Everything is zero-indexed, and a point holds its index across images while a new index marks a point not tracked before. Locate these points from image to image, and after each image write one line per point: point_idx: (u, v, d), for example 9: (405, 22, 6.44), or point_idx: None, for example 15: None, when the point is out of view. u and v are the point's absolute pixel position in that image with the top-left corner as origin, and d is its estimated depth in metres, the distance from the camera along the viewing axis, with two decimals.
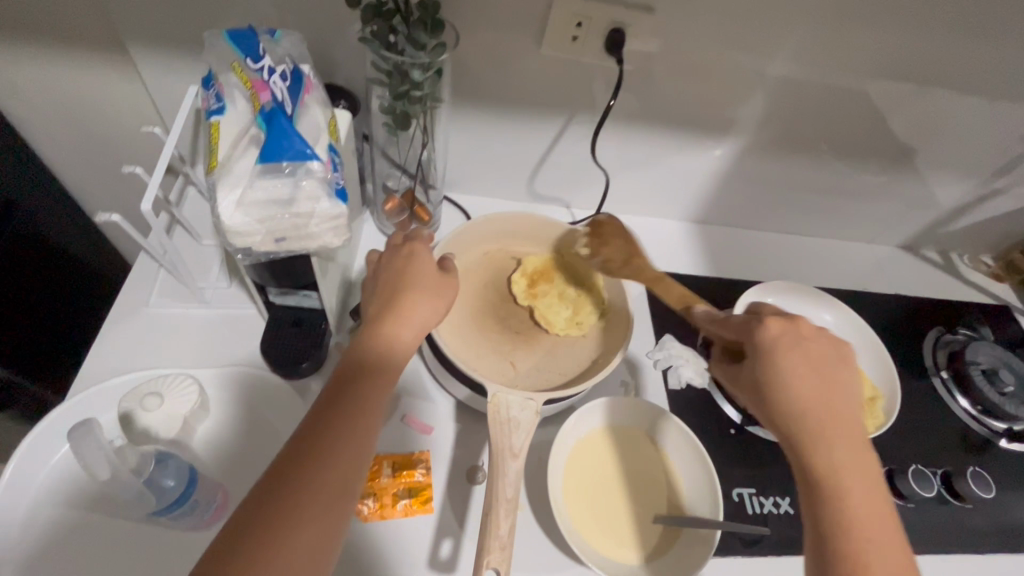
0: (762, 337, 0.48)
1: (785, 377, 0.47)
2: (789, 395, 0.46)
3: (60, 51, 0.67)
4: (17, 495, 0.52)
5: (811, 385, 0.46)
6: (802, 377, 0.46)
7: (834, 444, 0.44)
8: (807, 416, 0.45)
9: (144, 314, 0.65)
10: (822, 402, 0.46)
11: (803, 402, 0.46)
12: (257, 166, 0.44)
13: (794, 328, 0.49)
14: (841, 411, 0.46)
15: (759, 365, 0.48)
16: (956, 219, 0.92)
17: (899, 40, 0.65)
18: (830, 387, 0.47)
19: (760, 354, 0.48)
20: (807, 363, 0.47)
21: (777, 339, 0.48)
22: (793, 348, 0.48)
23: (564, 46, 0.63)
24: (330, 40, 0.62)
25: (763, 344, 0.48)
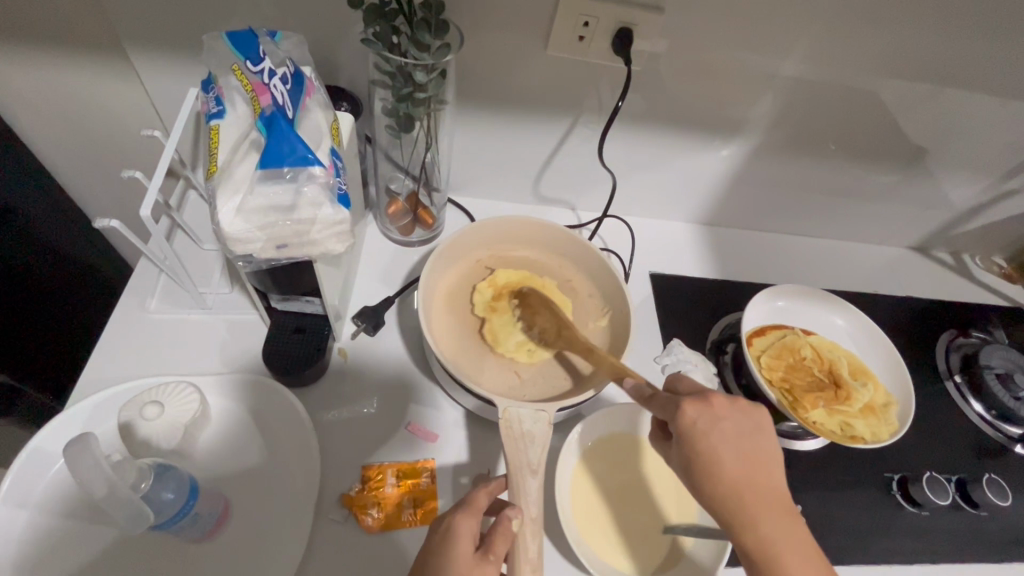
0: (681, 424, 0.45)
1: (711, 463, 0.44)
2: (718, 480, 0.44)
3: (59, 54, 0.66)
4: (15, 508, 0.51)
5: (737, 465, 0.44)
6: (725, 460, 0.44)
7: (764, 525, 0.43)
8: (738, 498, 0.44)
9: (145, 321, 0.64)
10: (747, 482, 0.44)
11: (730, 487, 0.44)
12: (257, 171, 0.43)
13: (710, 409, 0.46)
14: (766, 484, 0.45)
15: (685, 450, 0.45)
16: (969, 219, 0.91)
17: (914, 38, 0.63)
18: (752, 463, 0.45)
19: (682, 441, 0.45)
20: (730, 444, 0.45)
21: (695, 424, 0.45)
22: (713, 430, 0.45)
23: (571, 47, 0.62)
24: (331, 41, 0.61)
25: (683, 431, 0.45)
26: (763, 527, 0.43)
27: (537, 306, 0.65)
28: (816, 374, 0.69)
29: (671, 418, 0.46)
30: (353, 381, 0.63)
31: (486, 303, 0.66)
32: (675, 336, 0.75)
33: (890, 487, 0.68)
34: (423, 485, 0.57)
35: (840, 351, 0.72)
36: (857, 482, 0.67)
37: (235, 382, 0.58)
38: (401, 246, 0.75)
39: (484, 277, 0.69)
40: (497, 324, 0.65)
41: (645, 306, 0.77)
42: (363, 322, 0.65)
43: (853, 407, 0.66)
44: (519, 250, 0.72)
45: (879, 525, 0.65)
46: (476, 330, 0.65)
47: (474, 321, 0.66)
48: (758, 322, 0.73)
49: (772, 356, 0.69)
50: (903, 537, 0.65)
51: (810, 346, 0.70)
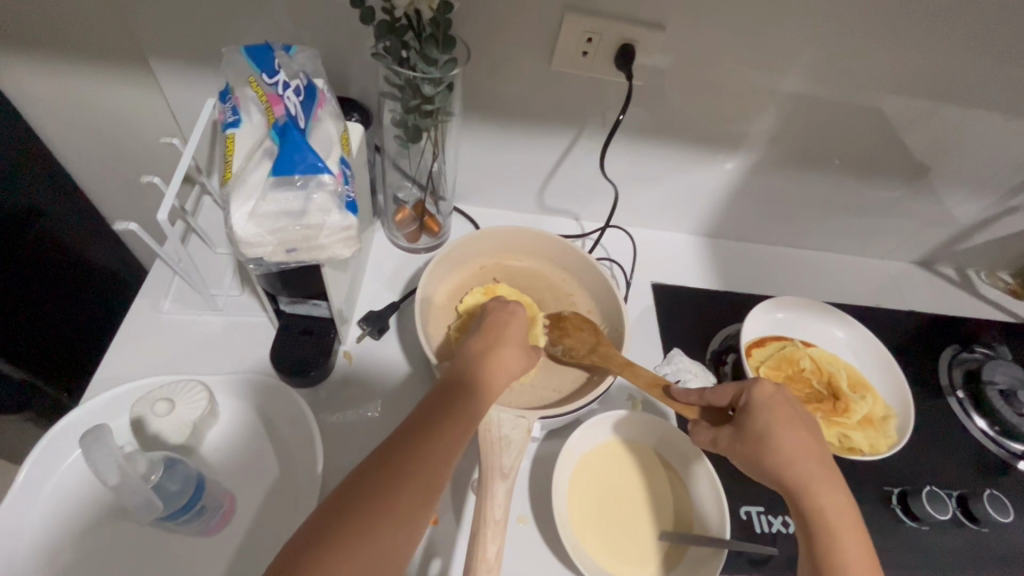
0: (759, 392, 0.52)
1: (779, 430, 0.50)
2: (786, 448, 0.49)
3: (86, 64, 0.69)
4: (28, 500, 0.52)
5: (803, 440, 0.50)
6: (793, 431, 0.50)
7: (823, 495, 0.47)
8: (802, 468, 0.48)
9: (158, 321, 0.66)
10: (812, 456, 0.49)
11: (797, 456, 0.49)
12: (270, 178, 0.45)
13: (781, 390, 0.53)
14: (827, 462, 0.49)
15: (759, 416, 0.51)
16: (973, 235, 0.91)
17: (913, 55, 0.64)
18: (817, 444, 0.50)
19: (754, 409, 0.52)
20: (797, 420, 0.51)
21: (771, 395, 0.52)
22: (785, 405, 0.52)
23: (574, 62, 0.64)
24: (342, 54, 0.63)
25: (758, 398, 0.52)
26: (820, 494, 0.47)
27: (571, 327, 0.65)
28: (814, 385, 0.69)
29: (748, 390, 0.53)
30: (356, 383, 0.65)
31: (476, 304, 0.67)
32: (676, 346, 0.75)
33: (890, 501, 0.68)
34: None
35: (840, 363, 0.72)
36: (856, 493, 0.68)
37: (243, 381, 0.60)
38: (407, 253, 0.77)
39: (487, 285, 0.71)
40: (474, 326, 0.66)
41: (646, 315, 0.78)
42: (368, 326, 0.67)
43: (851, 419, 0.66)
44: (525, 261, 0.73)
45: (878, 538, 0.65)
46: (447, 326, 0.67)
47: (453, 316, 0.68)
48: (757, 336, 0.73)
49: (771, 366, 0.70)
50: (902, 550, 0.65)
51: (810, 359, 0.71)
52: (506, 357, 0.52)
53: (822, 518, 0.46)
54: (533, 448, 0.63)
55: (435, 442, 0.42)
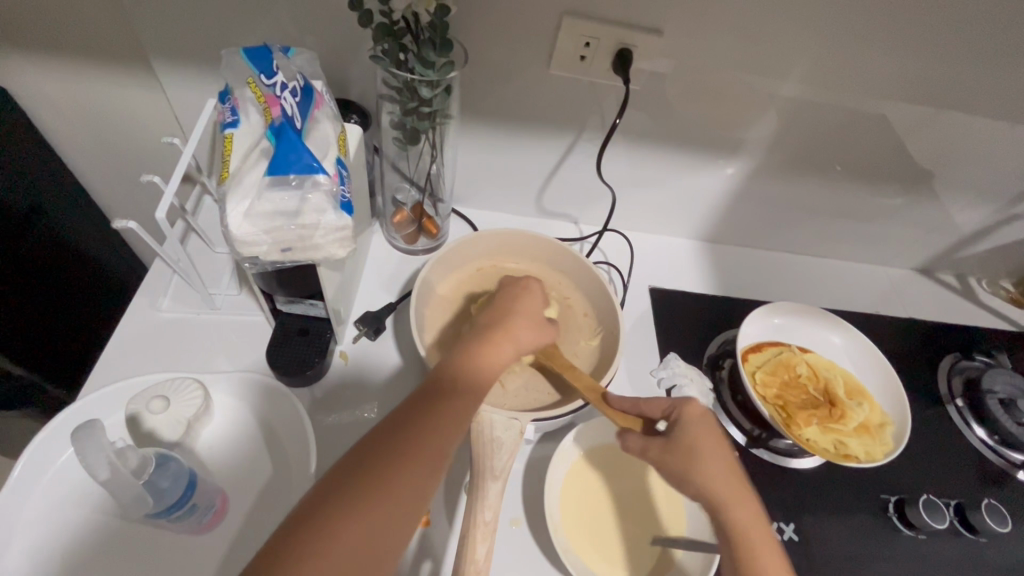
0: (692, 407, 0.52)
1: (704, 444, 0.50)
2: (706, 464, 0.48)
3: (89, 64, 0.70)
4: (23, 495, 0.53)
5: (725, 454, 0.50)
6: (717, 446, 0.50)
7: (741, 508, 0.47)
8: (723, 480, 0.48)
9: (156, 319, 0.66)
10: (732, 470, 0.49)
11: (719, 469, 0.48)
12: (266, 178, 0.45)
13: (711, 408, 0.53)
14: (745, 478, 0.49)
15: (688, 431, 0.51)
16: (974, 242, 0.90)
17: (912, 62, 0.64)
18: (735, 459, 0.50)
19: (686, 422, 0.51)
20: (721, 436, 0.51)
21: (703, 410, 0.52)
22: (712, 421, 0.52)
23: (573, 66, 0.64)
24: (342, 56, 0.64)
25: (690, 413, 0.52)
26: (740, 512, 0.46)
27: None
28: (811, 392, 0.69)
29: (681, 406, 0.53)
30: (351, 383, 0.65)
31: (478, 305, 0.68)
32: (672, 351, 0.75)
33: (886, 510, 0.67)
34: None
35: (837, 370, 0.72)
36: (852, 500, 0.67)
37: (238, 380, 0.60)
38: (405, 254, 0.78)
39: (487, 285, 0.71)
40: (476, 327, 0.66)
41: (644, 320, 0.78)
42: (364, 327, 0.67)
43: (847, 426, 0.66)
44: (527, 262, 0.73)
45: (873, 547, 0.64)
46: (446, 320, 0.68)
47: (452, 311, 0.69)
48: (753, 342, 0.72)
49: (768, 372, 0.70)
50: (897, 558, 0.64)
51: (806, 365, 0.71)
52: (519, 330, 0.54)
53: (736, 530, 0.46)
54: (527, 451, 0.63)
55: (436, 425, 0.42)
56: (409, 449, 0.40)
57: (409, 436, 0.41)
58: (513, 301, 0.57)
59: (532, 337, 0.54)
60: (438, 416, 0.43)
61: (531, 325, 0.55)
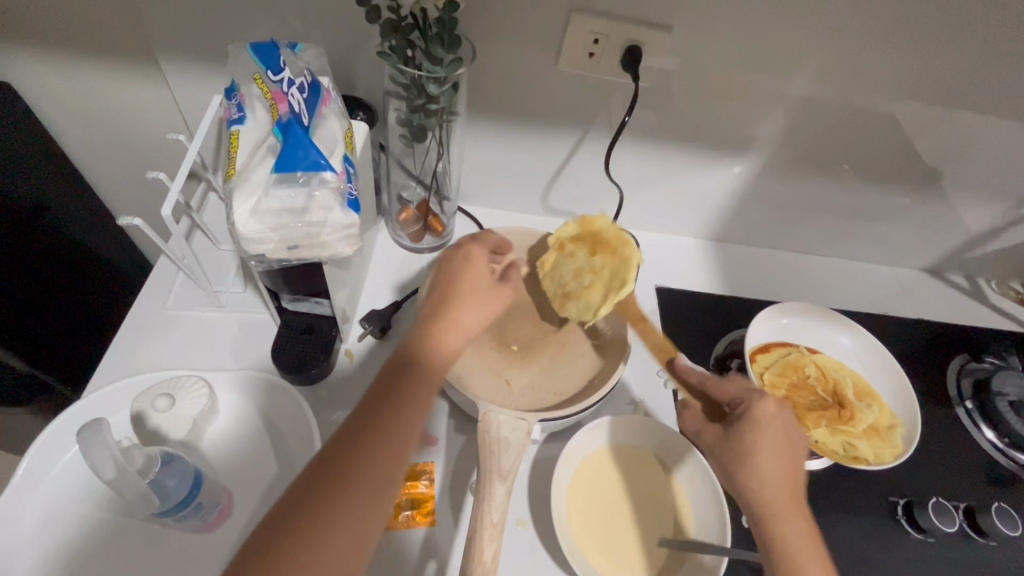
0: (757, 411, 0.52)
1: (760, 451, 0.50)
2: (762, 466, 0.49)
3: (95, 60, 0.70)
4: (29, 491, 0.53)
5: (783, 464, 0.50)
6: (773, 455, 0.50)
7: (788, 522, 0.47)
8: (769, 493, 0.48)
9: (162, 316, 0.66)
10: (787, 483, 0.49)
11: (769, 480, 0.49)
12: (272, 175, 0.45)
13: (783, 412, 0.52)
14: (797, 494, 0.49)
15: (751, 430, 0.51)
16: (984, 243, 0.90)
17: (925, 60, 0.63)
18: (792, 469, 0.50)
19: (744, 425, 0.52)
20: (784, 444, 0.50)
21: (767, 415, 0.52)
22: (778, 428, 0.51)
23: (581, 63, 0.63)
24: (349, 53, 0.63)
25: (752, 417, 0.52)
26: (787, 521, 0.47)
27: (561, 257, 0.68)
28: (819, 393, 0.69)
29: (747, 404, 0.53)
30: (356, 382, 0.65)
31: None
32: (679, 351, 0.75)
33: (895, 513, 0.66)
34: (421, 488, 0.58)
35: (846, 371, 0.71)
36: (860, 503, 0.67)
37: (244, 378, 0.60)
38: (410, 252, 0.77)
39: None
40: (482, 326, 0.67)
41: (650, 319, 0.77)
42: (370, 325, 0.67)
43: (857, 427, 0.65)
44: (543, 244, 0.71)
45: (882, 550, 0.64)
46: None
47: None
48: (761, 343, 0.72)
49: (776, 373, 0.69)
50: (906, 561, 0.64)
51: (815, 366, 0.70)
52: (462, 313, 0.51)
53: (778, 544, 0.46)
54: (533, 450, 0.62)
55: (397, 409, 0.43)
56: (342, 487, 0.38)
57: (346, 471, 0.39)
58: (459, 279, 0.53)
59: (483, 316, 0.52)
60: (375, 443, 0.41)
61: (479, 302, 0.52)
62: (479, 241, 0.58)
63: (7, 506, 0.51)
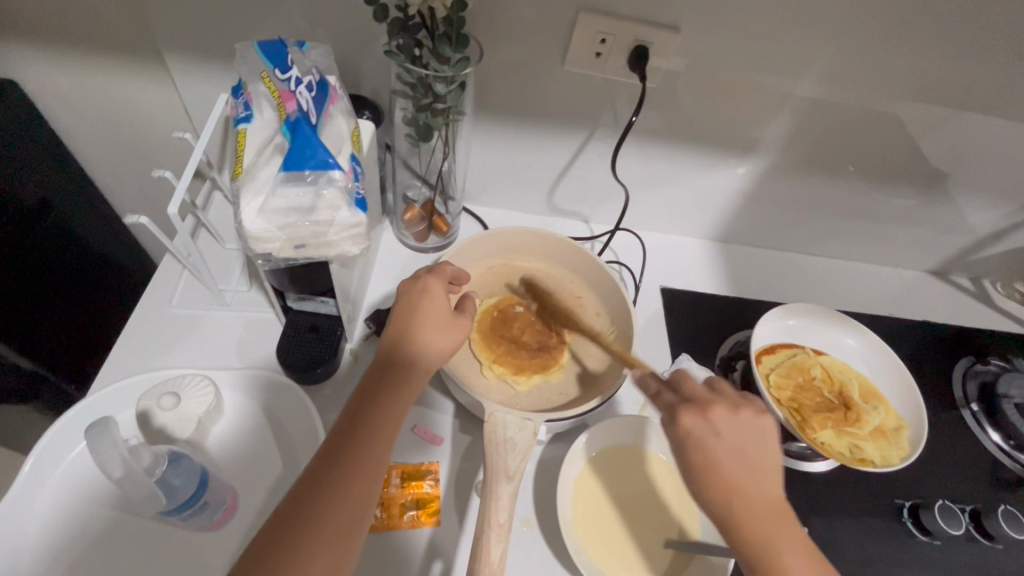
0: (674, 434, 0.46)
1: (705, 475, 0.44)
2: (715, 486, 0.44)
3: (101, 58, 0.70)
4: (34, 489, 0.52)
5: (740, 468, 0.44)
6: (722, 471, 0.44)
7: (765, 540, 0.42)
8: (734, 514, 0.43)
9: (167, 315, 0.66)
10: (749, 493, 0.44)
11: (730, 500, 0.43)
12: (280, 174, 0.45)
13: (703, 418, 0.46)
14: (761, 492, 0.44)
15: (688, 453, 0.45)
16: (989, 245, 0.89)
17: (933, 61, 0.63)
18: (749, 474, 0.44)
19: (676, 450, 0.46)
20: (726, 453, 0.44)
21: (689, 434, 0.45)
22: (706, 441, 0.45)
23: (588, 63, 0.63)
24: (355, 52, 0.63)
25: (677, 440, 0.46)
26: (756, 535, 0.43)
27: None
28: (825, 395, 0.68)
29: (667, 426, 0.47)
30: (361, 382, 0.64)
31: (495, 305, 0.68)
32: (684, 351, 0.74)
33: (901, 515, 0.66)
34: (426, 488, 0.58)
35: (851, 372, 0.71)
36: (866, 505, 0.66)
37: (249, 377, 0.60)
38: (415, 251, 0.77)
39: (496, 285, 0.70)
40: (487, 326, 0.66)
41: (655, 320, 0.77)
42: (375, 325, 0.66)
43: (862, 430, 0.65)
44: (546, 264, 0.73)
45: (888, 552, 0.64)
46: None
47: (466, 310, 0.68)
48: (767, 344, 0.71)
49: (782, 374, 0.69)
50: (911, 564, 0.63)
51: (820, 367, 0.70)
52: (422, 339, 0.49)
53: (764, 566, 0.42)
54: (538, 451, 0.62)
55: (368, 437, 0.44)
56: (308, 534, 0.39)
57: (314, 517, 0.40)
58: (415, 310, 0.51)
59: (444, 340, 0.50)
60: (337, 492, 0.41)
61: (438, 327, 0.51)
62: (435, 273, 0.55)
63: (12, 504, 0.51)
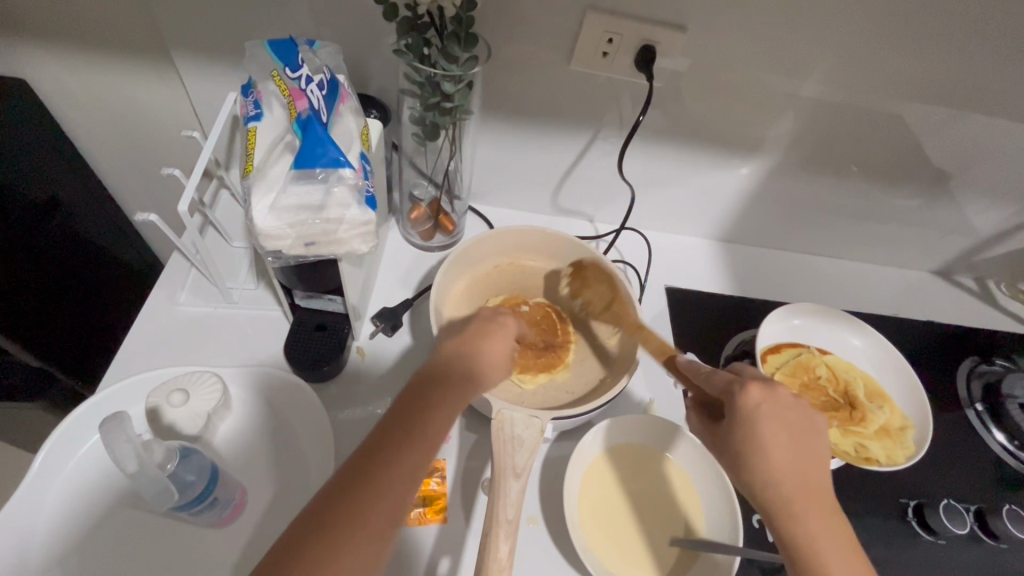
0: (742, 402, 0.47)
1: (763, 447, 0.45)
2: (769, 465, 0.44)
3: (110, 57, 0.71)
4: (45, 484, 0.53)
5: (794, 451, 0.45)
6: (777, 447, 0.45)
7: (809, 518, 0.43)
8: (783, 489, 0.44)
9: (175, 313, 0.66)
10: (802, 474, 0.45)
11: (782, 475, 0.44)
12: (291, 172, 0.45)
13: (772, 396, 0.47)
14: (813, 477, 0.45)
15: (741, 430, 0.46)
16: (994, 245, 0.89)
17: (938, 61, 0.63)
18: (803, 456, 0.45)
19: (738, 420, 0.46)
20: (786, 430, 0.45)
21: (757, 405, 0.46)
22: (774, 417, 0.46)
23: (594, 62, 0.64)
24: (362, 51, 0.63)
25: (742, 410, 0.46)
26: (804, 516, 0.43)
27: (592, 278, 0.69)
28: (830, 394, 0.69)
29: (731, 398, 0.48)
30: (367, 380, 0.65)
31: (499, 305, 0.69)
32: (689, 351, 0.75)
33: (906, 514, 0.66)
34: (433, 486, 0.58)
35: (856, 372, 0.71)
36: (870, 504, 0.66)
37: (257, 373, 0.60)
38: (421, 250, 0.77)
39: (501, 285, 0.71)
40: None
41: (660, 319, 0.77)
42: (382, 322, 0.67)
43: (868, 429, 0.65)
44: (563, 266, 0.72)
45: (892, 551, 0.64)
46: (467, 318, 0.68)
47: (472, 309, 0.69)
48: (772, 344, 0.72)
49: (787, 374, 0.69)
50: (916, 563, 0.63)
51: (825, 367, 0.70)
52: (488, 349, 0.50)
53: (801, 545, 0.43)
54: (544, 449, 0.62)
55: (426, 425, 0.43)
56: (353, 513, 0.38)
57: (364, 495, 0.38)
58: (484, 330, 0.52)
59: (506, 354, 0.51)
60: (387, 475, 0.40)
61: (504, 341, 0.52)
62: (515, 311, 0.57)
63: (23, 499, 0.52)
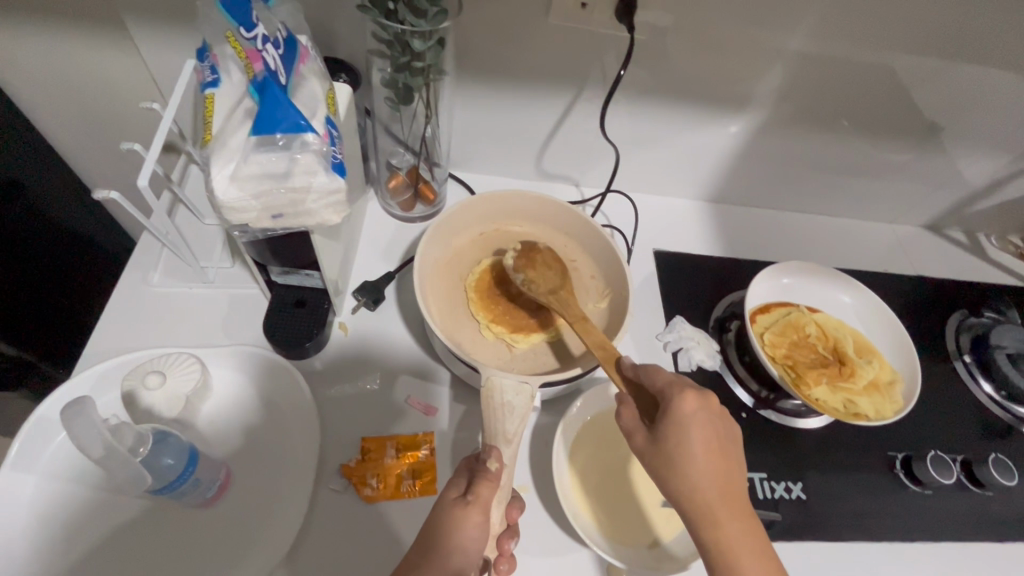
0: (676, 407, 0.46)
1: (690, 454, 0.44)
2: (691, 470, 0.44)
3: (59, 26, 0.66)
4: (22, 474, 0.52)
5: (715, 461, 0.45)
6: (704, 457, 0.44)
7: (727, 519, 0.43)
8: (704, 494, 0.44)
9: (148, 294, 0.64)
10: (721, 480, 0.44)
11: (704, 481, 0.44)
12: (251, 139, 0.43)
13: (707, 404, 0.46)
14: (732, 481, 0.45)
15: (670, 436, 0.45)
16: (984, 198, 0.88)
17: (929, 6, 0.60)
18: (726, 465, 0.45)
19: (672, 424, 0.46)
20: (714, 440, 0.45)
21: (689, 412, 0.46)
22: (705, 426, 0.45)
23: (572, 14, 0.60)
24: (326, 11, 0.60)
25: (676, 416, 0.46)
26: (720, 516, 0.43)
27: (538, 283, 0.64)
28: (820, 351, 0.68)
29: (668, 400, 0.47)
30: (351, 355, 0.64)
31: (494, 264, 0.67)
32: (677, 313, 0.74)
33: (893, 466, 0.67)
34: (422, 456, 0.58)
35: (846, 329, 0.71)
36: (860, 459, 0.67)
37: (236, 354, 0.59)
38: (402, 222, 0.75)
39: (486, 253, 0.69)
40: (483, 285, 0.66)
41: (647, 284, 0.76)
42: (364, 297, 0.65)
43: (857, 385, 0.65)
44: (551, 233, 0.70)
45: (881, 504, 0.64)
46: (454, 286, 0.66)
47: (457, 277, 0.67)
48: (760, 302, 0.71)
49: (776, 333, 0.68)
50: (904, 515, 0.64)
51: (815, 325, 0.70)
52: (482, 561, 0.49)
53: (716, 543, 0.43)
54: (534, 418, 0.62)
55: None
56: None
57: None
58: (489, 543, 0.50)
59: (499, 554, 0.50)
60: None
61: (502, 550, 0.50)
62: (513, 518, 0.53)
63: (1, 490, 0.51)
